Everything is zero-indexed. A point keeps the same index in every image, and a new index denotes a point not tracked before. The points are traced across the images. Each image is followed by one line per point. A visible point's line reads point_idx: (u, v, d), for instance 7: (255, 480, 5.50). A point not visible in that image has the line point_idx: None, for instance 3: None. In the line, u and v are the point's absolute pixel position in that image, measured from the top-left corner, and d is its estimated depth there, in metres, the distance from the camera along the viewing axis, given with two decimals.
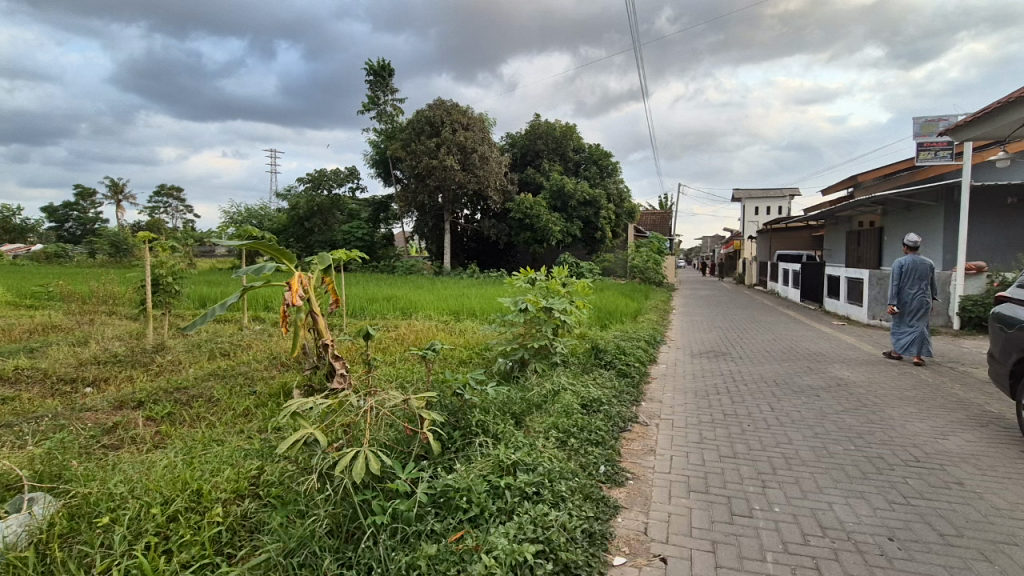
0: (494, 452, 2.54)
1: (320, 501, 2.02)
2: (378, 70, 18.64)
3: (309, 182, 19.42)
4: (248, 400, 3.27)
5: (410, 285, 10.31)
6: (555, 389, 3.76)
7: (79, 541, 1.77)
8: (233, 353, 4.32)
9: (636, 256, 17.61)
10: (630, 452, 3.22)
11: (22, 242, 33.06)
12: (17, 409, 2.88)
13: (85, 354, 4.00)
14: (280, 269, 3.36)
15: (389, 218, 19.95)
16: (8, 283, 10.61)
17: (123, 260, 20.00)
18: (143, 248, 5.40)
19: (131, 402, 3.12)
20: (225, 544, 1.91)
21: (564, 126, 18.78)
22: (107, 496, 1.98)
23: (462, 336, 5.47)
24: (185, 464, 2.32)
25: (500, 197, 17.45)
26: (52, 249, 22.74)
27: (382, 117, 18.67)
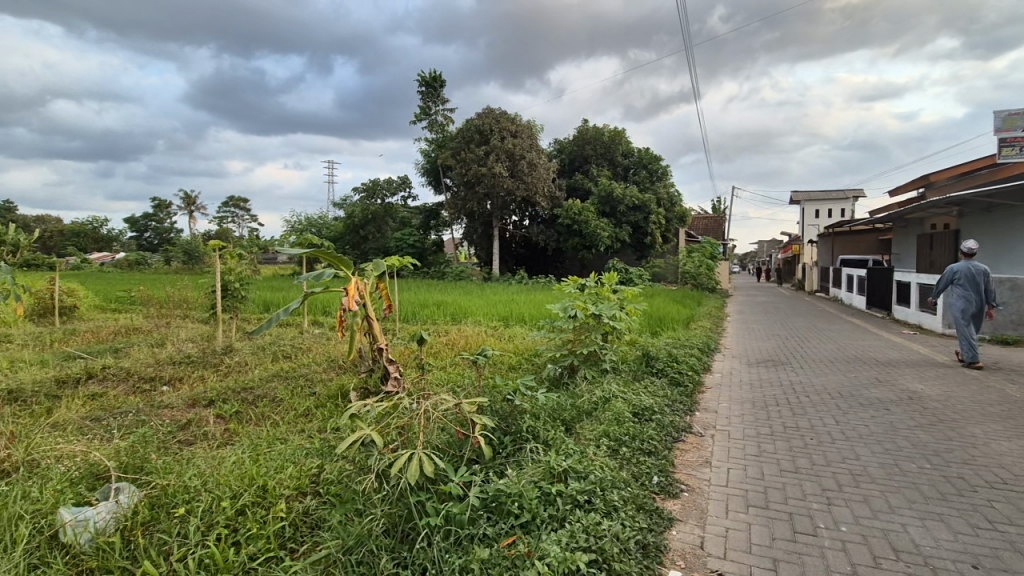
0: (545, 459, 2.53)
1: (376, 500, 2.08)
2: (429, 81, 19.15)
3: (364, 192, 20.14)
4: (309, 400, 3.42)
5: (460, 290, 10.48)
6: (605, 396, 3.71)
7: (159, 529, 1.90)
8: (295, 356, 4.53)
9: (688, 262, 17.16)
10: (684, 463, 3.13)
11: (108, 250, 35.91)
12: (105, 405, 3.13)
13: (163, 354, 4.31)
14: (338, 275, 3.50)
15: (439, 225, 20.36)
16: (98, 288, 11.61)
17: (194, 266, 21.37)
18: (214, 255, 5.77)
19: (203, 400, 3.33)
20: (288, 539, 2.00)
21: (612, 131, 18.61)
22: (183, 488, 2.11)
23: (511, 342, 5.49)
24: (252, 460, 2.44)
25: (548, 203, 17.48)
26: (134, 257, 24.67)
27: (433, 127, 19.12)
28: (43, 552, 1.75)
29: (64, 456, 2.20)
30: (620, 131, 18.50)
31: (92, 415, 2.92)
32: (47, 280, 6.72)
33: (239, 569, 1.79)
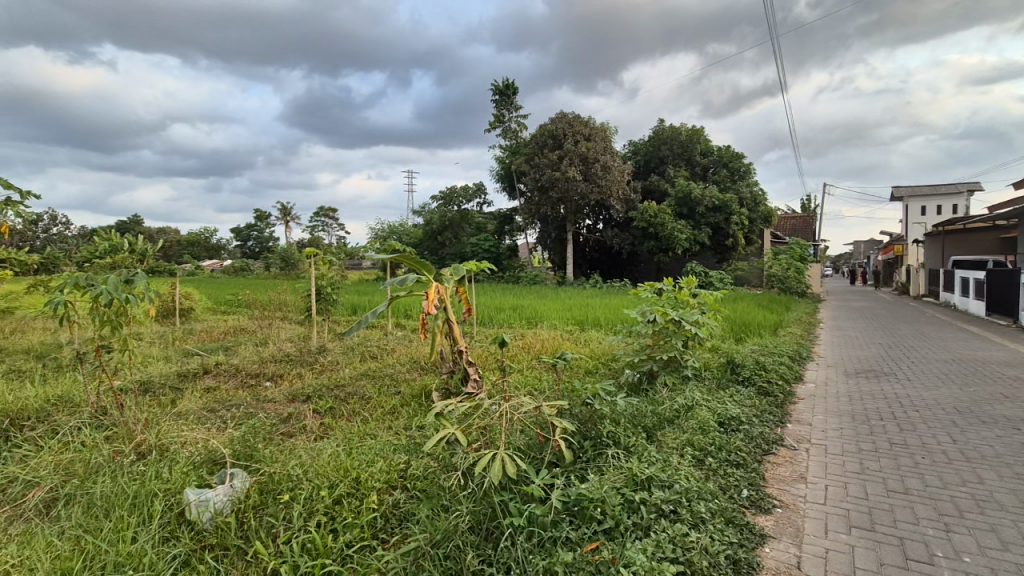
0: (627, 466, 2.48)
1: (461, 497, 2.14)
2: (503, 89, 19.49)
3: (441, 199, 20.82)
4: (394, 399, 3.58)
5: (535, 295, 10.52)
6: (688, 404, 3.58)
7: (268, 513, 2.07)
8: (381, 356, 4.76)
9: (775, 265, 16.16)
10: (776, 477, 2.94)
11: (217, 258, 39.68)
12: (219, 397, 3.45)
13: (266, 352, 4.68)
14: (420, 279, 3.63)
15: (513, 230, 20.62)
16: (211, 293, 12.86)
17: (290, 272, 23.12)
18: (309, 262, 6.21)
19: (302, 396, 3.59)
20: (380, 530, 2.10)
21: (689, 129, 17.97)
22: (286, 476, 2.28)
23: (588, 346, 5.43)
24: (346, 454, 2.59)
25: (622, 206, 17.17)
26: (239, 264, 27.07)
27: (507, 133, 19.43)
28: (173, 526, 1.95)
29: (189, 442, 2.45)
30: (698, 129, 17.83)
31: (209, 406, 3.23)
32: (170, 284, 7.53)
33: (337, 555, 1.91)
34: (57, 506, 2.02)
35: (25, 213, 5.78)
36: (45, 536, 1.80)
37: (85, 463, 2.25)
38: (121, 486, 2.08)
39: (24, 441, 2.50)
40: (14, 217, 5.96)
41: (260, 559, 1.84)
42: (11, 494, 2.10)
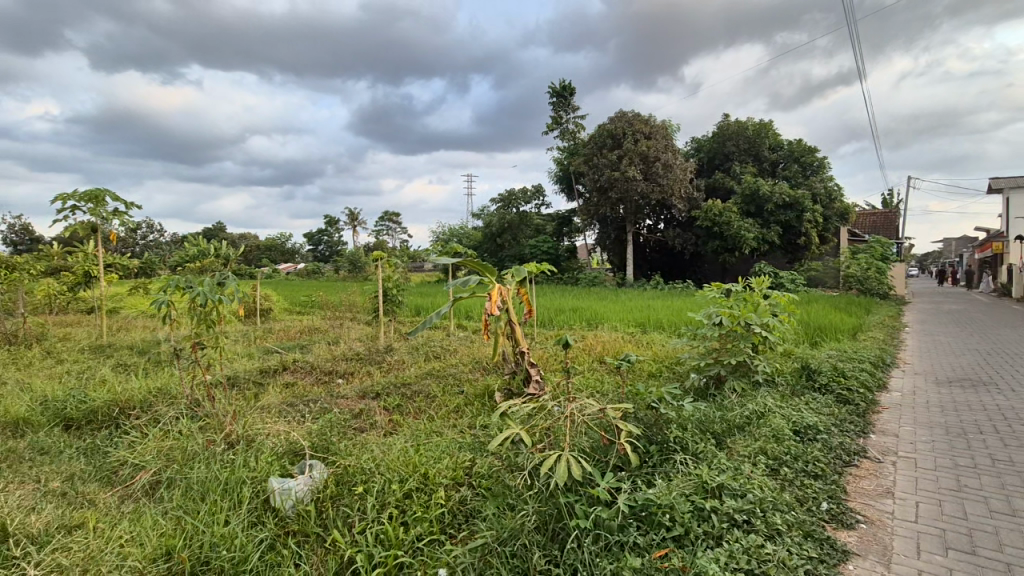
0: (696, 472, 2.40)
1: (527, 496, 2.15)
2: (560, 90, 19.45)
3: (500, 202, 21.07)
4: (458, 398, 3.66)
5: (596, 296, 10.43)
6: (759, 411, 3.43)
7: (344, 504, 2.17)
8: (445, 356, 4.88)
9: (853, 265, 15.13)
10: (859, 491, 2.74)
11: (291, 262, 42.12)
12: (297, 393, 3.67)
13: (338, 351, 4.92)
14: (483, 281, 3.64)
15: (572, 231, 20.50)
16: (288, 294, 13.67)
17: (358, 273, 24.18)
18: (375, 265, 6.47)
19: (371, 393, 3.75)
20: (448, 525, 2.15)
21: (757, 123, 17.17)
22: (360, 469, 2.38)
23: (651, 349, 5.32)
24: (414, 450, 2.68)
25: (685, 205, 16.66)
26: (311, 267, 28.60)
27: (565, 134, 19.38)
28: (260, 512, 2.09)
29: (272, 434, 2.61)
30: (767, 123, 16.99)
31: (288, 401, 3.44)
32: (251, 286, 8.06)
33: (408, 547, 1.97)
34: (160, 488, 2.22)
35: (129, 221, 6.39)
36: (151, 515, 1.97)
37: (183, 450, 2.45)
38: (214, 472, 2.25)
39: (132, 428, 2.76)
40: (119, 225, 6.59)
41: (338, 547, 1.93)
42: (122, 475, 2.32)
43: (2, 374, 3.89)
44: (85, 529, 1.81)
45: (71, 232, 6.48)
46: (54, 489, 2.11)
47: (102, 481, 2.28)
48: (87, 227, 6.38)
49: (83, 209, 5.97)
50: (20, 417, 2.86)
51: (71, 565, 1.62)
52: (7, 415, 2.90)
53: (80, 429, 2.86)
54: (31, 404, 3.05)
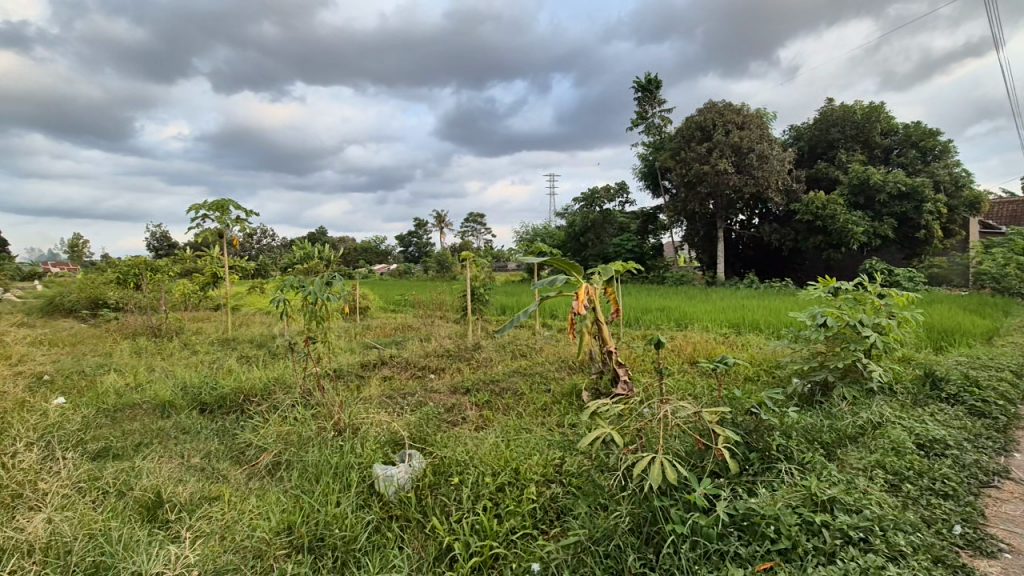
0: (803, 484, 2.24)
1: (620, 498, 2.12)
2: (645, 84, 18.95)
3: (583, 201, 20.93)
4: (546, 396, 3.68)
5: (685, 296, 10.05)
6: (875, 421, 3.13)
7: (441, 493, 2.27)
8: (531, 355, 4.93)
9: (986, 260, 13.30)
10: (1001, 516, 2.39)
11: (385, 263, 44.58)
12: (395, 386, 3.89)
13: (430, 347, 5.14)
14: (570, 280, 3.60)
15: (657, 229, 19.89)
16: (384, 292, 14.48)
17: (446, 273, 25.12)
18: (464, 265, 6.69)
19: (462, 389, 3.88)
20: (540, 520, 2.18)
21: (867, 106, 15.62)
22: (455, 461, 2.47)
23: (748, 351, 5.03)
24: (505, 445, 2.73)
25: (782, 198, 15.55)
26: (403, 267, 30.09)
27: (650, 129, 18.85)
28: (366, 496, 2.24)
29: (374, 424, 2.79)
30: (878, 105, 15.40)
31: (387, 393, 3.64)
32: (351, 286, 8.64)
33: (502, 538, 2.02)
34: (281, 469, 2.45)
35: (249, 227, 7.10)
36: (275, 493, 2.18)
37: (299, 435, 2.69)
38: (326, 457, 2.44)
39: (255, 413, 3.07)
40: (240, 231, 7.34)
41: (436, 533, 2.03)
42: (249, 455, 2.58)
43: (151, 362, 4.47)
44: (222, 500, 2.05)
45: (202, 237, 7.32)
46: (195, 464, 2.39)
47: (232, 459, 2.55)
48: (214, 233, 7.18)
49: (212, 218, 6.71)
50: (166, 400, 3.27)
51: (212, 531, 1.81)
52: (156, 397, 3.34)
53: (213, 413, 3.22)
54: (176, 388, 3.49)
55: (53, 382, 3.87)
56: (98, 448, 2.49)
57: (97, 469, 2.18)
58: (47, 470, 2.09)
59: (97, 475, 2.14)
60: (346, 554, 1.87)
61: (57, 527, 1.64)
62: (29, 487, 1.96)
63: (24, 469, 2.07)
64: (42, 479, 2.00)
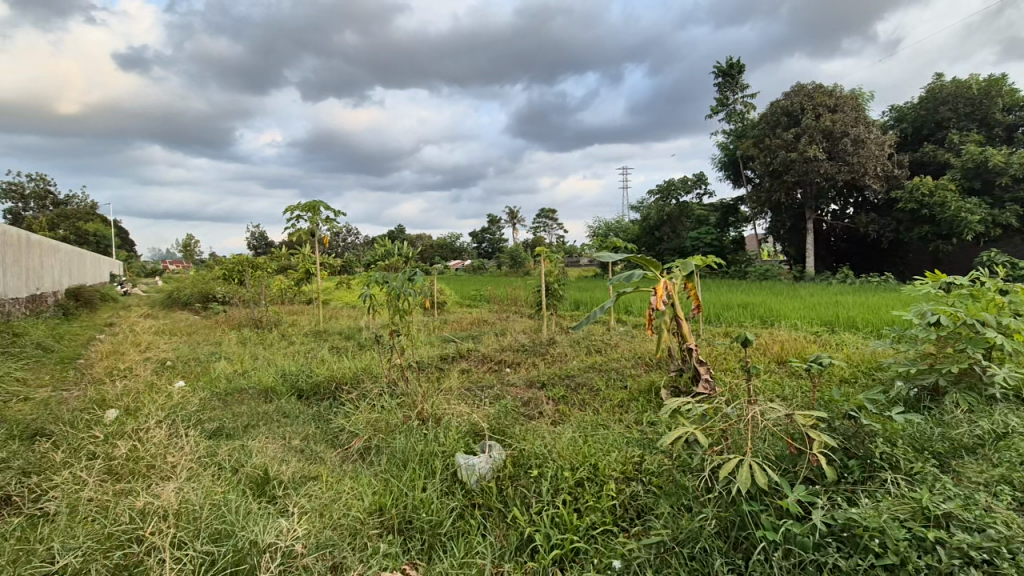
0: (912, 495, 2.03)
1: (706, 500, 2.04)
2: (726, 69, 18.08)
3: (659, 193, 20.37)
4: (622, 393, 3.62)
5: (770, 291, 9.50)
6: (999, 431, 2.77)
7: (521, 484, 2.30)
8: (607, 351, 4.88)
9: None
10: None
11: (460, 259, 45.72)
12: (473, 378, 3.99)
13: (506, 342, 5.22)
14: (647, 275, 3.44)
15: (738, 221, 18.91)
16: (460, 288, 14.88)
17: (518, 268, 25.36)
18: (538, 260, 6.74)
19: (538, 383, 3.92)
20: (620, 517, 2.15)
21: (985, 80, 13.95)
22: (534, 453, 2.49)
23: (843, 351, 4.67)
24: (583, 440, 2.71)
25: (881, 185, 14.24)
26: (477, 263, 30.71)
27: (732, 116, 17.94)
28: (450, 483, 2.32)
29: (457, 414, 2.88)
30: (999, 78, 13.70)
31: (466, 386, 3.75)
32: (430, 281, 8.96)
33: (582, 533, 2.02)
34: (371, 453, 2.60)
35: (337, 226, 7.56)
36: (366, 476, 2.32)
37: (387, 423, 2.84)
38: (412, 444, 2.56)
39: (346, 401, 3.26)
40: (328, 230, 7.80)
41: (518, 523, 2.06)
42: (341, 440, 2.76)
43: (255, 351, 4.89)
44: (320, 480, 2.20)
45: (296, 236, 7.87)
46: (296, 446, 2.59)
47: (328, 442, 2.73)
48: (307, 232, 7.71)
49: (305, 218, 7.21)
50: (269, 386, 3.56)
51: (312, 508, 1.94)
52: (260, 384, 3.64)
53: (309, 399, 3.47)
54: (277, 375, 3.80)
55: (175, 367, 4.33)
56: (214, 427, 2.76)
57: (215, 447, 2.42)
58: (174, 446, 2.35)
59: (215, 451, 2.38)
60: (433, 537, 1.96)
61: (185, 496, 1.83)
62: (160, 459, 2.21)
63: (156, 444, 2.34)
64: (170, 453, 2.25)
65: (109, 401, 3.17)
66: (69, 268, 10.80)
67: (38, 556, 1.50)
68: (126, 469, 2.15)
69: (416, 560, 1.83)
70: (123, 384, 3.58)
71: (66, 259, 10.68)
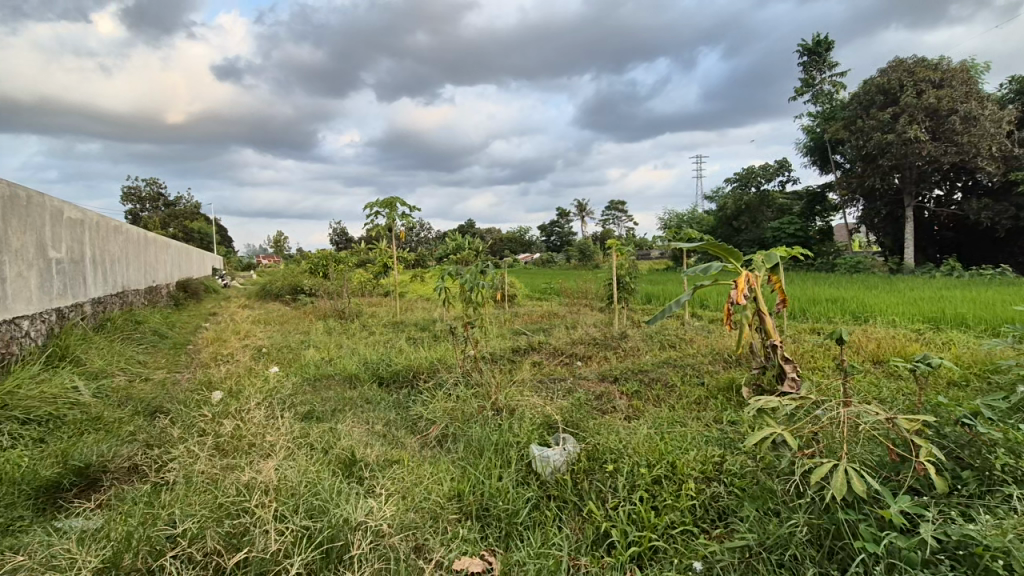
0: None
1: (796, 505, 1.92)
2: (813, 47, 16.89)
3: (737, 182, 19.44)
4: (699, 390, 3.49)
5: (863, 284, 8.80)
6: None
7: (596, 478, 2.27)
8: (681, 346, 4.72)
9: None
10: None
11: (529, 252, 45.90)
12: (545, 371, 4.00)
13: (577, 335, 5.18)
14: (727, 268, 3.27)
15: (826, 210, 17.62)
16: (529, 281, 14.93)
17: (588, 262, 25.12)
18: (610, 253, 6.64)
19: (610, 376, 3.87)
20: (701, 518, 2.08)
21: None
22: (609, 448, 2.45)
23: (951, 352, 4.23)
24: (659, 437, 2.64)
25: (997, 167, 12.73)
26: (546, 256, 30.74)
27: (818, 98, 16.73)
28: (525, 473, 2.34)
29: (530, 406, 2.90)
30: None
31: (538, 378, 3.77)
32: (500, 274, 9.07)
33: (661, 531, 1.97)
34: (448, 440, 2.68)
35: (412, 222, 7.83)
36: (445, 462, 2.39)
37: (462, 412, 2.91)
38: (488, 433, 2.61)
39: (424, 389, 3.39)
40: (403, 225, 8.09)
41: (593, 517, 2.04)
42: (420, 426, 2.86)
43: (340, 340, 5.19)
44: (402, 464, 2.29)
45: (374, 232, 8.24)
46: (378, 430, 2.72)
47: (407, 428, 2.84)
48: (384, 227, 8.05)
49: (383, 214, 7.54)
50: (353, 373, 3.76)
51: (395, 491, 2.02)
52: (344, 370, 3.86)
53: (389, 386, 3.63)
54: (360, 363, 4.01)
55: (270, 354, 4.67)
56: (305, 410, 2.96)
57: (306, 428, 2.60)
58: (272, 426, 2.53)
59: (307, 432, 2.55)
60: (510, 526, 1.98)
61: (284, 473, 1.97)
62: (260, 438, 2.40)
63: (255, 423, 2.54)
64: (268, 432, 2.44)
65: (215, 383, 3.49)
66: (179, 263, 11.95)
67: (162, 520, 1.67)
68: (231, 446, 2.35)
69: (494, 546, 1.86)
70: (227, 368, 3.93)
71: (177, 256, 11.82)
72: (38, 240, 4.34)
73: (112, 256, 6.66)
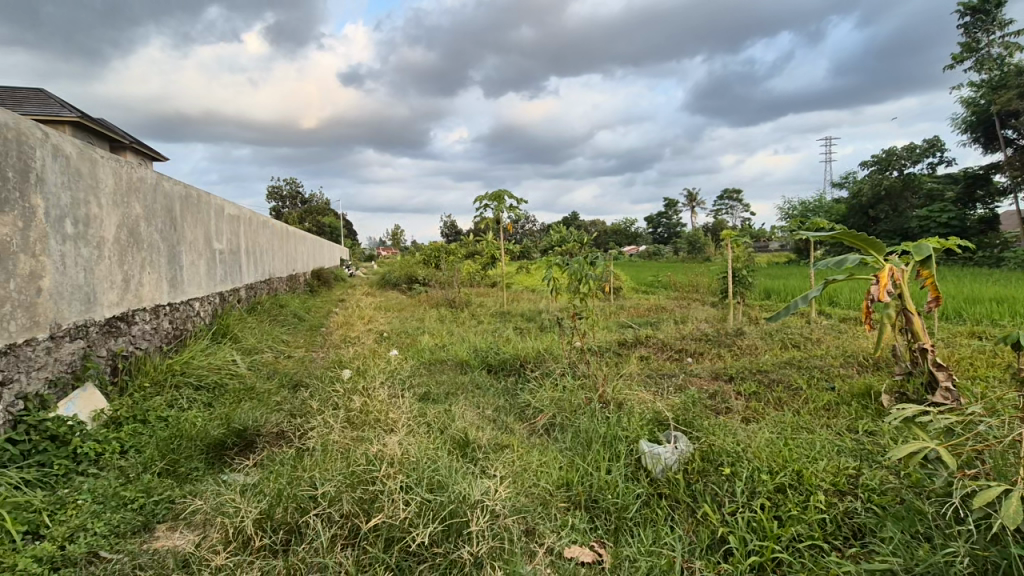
0: None
1: (952, 532, 1.68)
2: (978, 4, 14.52)
3: (875, 164, 17.35)
4: (828, 395, 3.18)
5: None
6: None
7: (711, 480, 2.16)
8: (806, 346, 4.33)
9: None
10: None
11: (634, 245, 44.66)
12: (654, 366, 3.89)
13: (687, 330, 4.96)
14: (866, 261, 2.91)
15: (990, 195, 15.09)
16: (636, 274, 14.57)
17: (698, 255, 23.92)
18: (725, 245, 6.25)
19: (725, 375, 3.65)
20: (831, 534, 1.89)
21: None
22: (726, 450, 2.32)
23: None
24: (783, 443, 2.45)
25: None
26: (652, 249, 29.81)
27: (984, 63, 14.37)
28: (634, 469, 2.30)
29: (638, 401, 2.84)
30: None
31: (646, 372, 3.68)
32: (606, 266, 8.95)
33: (785, 543, 1.82)
34: (555, 429, 2.71)
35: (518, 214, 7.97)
36: (554, 451, 2.43)
37: (570, 402, 2.92)
38: (596, 425, 2.59)
39: (532, 378, 3.45)
40: (510, 218, 8.25)
41: (709, 520, 1.95)
42: (528, 414, 2.92)
43: (451, 327, 5.44)
44: (512, 449, 2.36)
45: (483, 225, 8.52)
46: (489, 415, 2.82)
47: (516, 415, 2.92)
48: (492, 220, 8.27)
49: (491, 207, 7.75)
50: (464, 359, 3.93)
51: (506, 474, 2.07)
52: (456, 356, 4.04)
53: (497, 373, 3.74)
54: (470, 350, 4.18)
55: (390, 338, 5.03)
56: (423, 391, 3.15)
57: (423, 408, 2.76)
58: (394, 404, 2.73)
59: (424, 412, 2.71)
60: (619, 520, 1.96)
61: (406, 448, 2.11)
62: (384, 414, 2.60)
63: (378, 400, 2.75)
64: (391, 410, 2.63)
65: (345, 362, 3.84)
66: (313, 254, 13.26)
67: (305, 481, 1.87)
68: (360, 420, 2.56)
69: (603, 539, 1.85)
70: (353, 349, 4.30)
71: (312, 248, 13.16)
72: (206, 232, 5.05)
73: (261, 247, 7.57)
